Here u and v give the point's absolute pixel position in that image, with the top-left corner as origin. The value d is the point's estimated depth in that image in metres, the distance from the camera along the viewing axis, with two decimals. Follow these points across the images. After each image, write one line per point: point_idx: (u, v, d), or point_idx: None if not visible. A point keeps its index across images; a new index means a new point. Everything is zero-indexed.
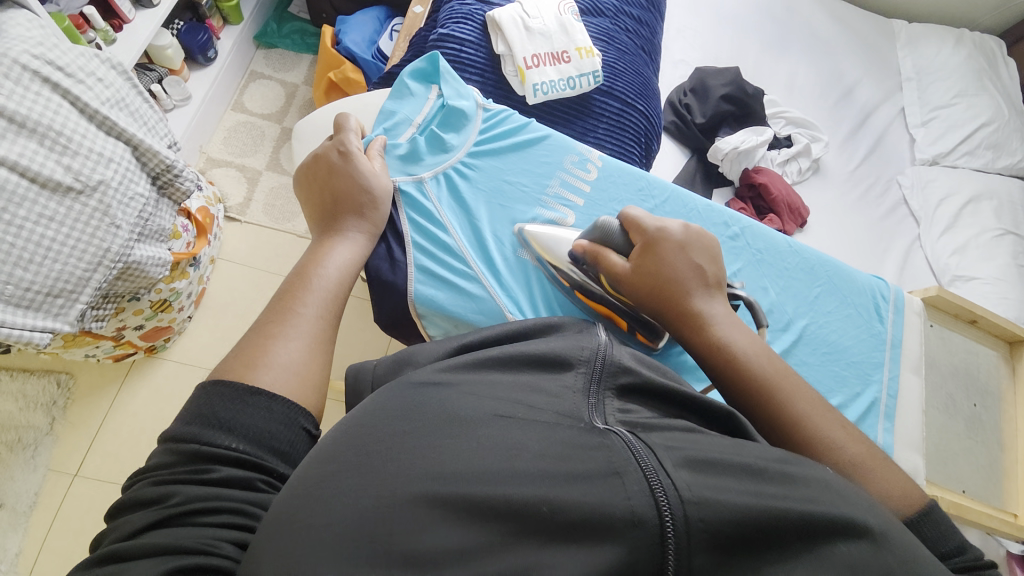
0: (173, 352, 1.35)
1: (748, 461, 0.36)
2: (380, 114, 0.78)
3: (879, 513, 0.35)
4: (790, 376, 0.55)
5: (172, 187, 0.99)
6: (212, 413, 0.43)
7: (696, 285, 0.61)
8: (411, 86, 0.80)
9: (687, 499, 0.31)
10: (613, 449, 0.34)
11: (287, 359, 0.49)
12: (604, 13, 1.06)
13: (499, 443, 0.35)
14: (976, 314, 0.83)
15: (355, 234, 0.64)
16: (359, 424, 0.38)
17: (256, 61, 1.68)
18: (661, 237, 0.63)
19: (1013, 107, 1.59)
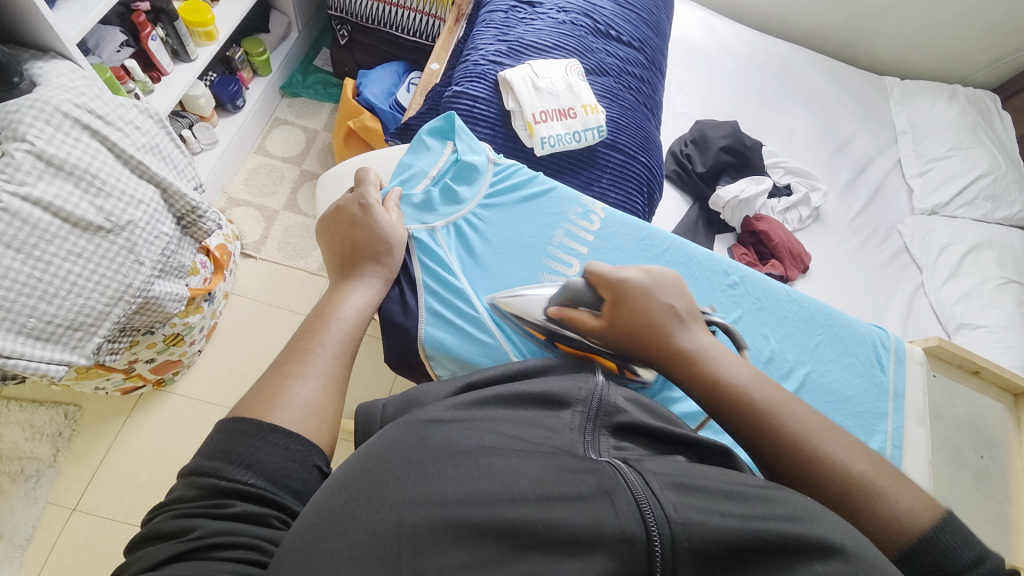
0: (180, 386, 1.37)
1: (729, 487, 0.38)
2: (397, 167, 0.83)
3: (846, 531, 0.36)
4: (785, 403, 0.56)
5: (194, 226, 1.04)
6: (234, 449, 0.44)
7: (673, 320, 0.65)
8: (428, 141, 0.85)
9: (673, 517, 0.34)
10: (605, 473, 0.37)
11: (308, 397, 0.51)
12: (609, 73, 1.14)
13: (501, 470, 0.37)
14: (978, 365, 0.83)
15: (372, 279, 0.66)
16: (365, 454, 0.40)
17: (280, 109, 1.78)
18: (624, 287, 0.67)
19: (1008, 160, 1.64)
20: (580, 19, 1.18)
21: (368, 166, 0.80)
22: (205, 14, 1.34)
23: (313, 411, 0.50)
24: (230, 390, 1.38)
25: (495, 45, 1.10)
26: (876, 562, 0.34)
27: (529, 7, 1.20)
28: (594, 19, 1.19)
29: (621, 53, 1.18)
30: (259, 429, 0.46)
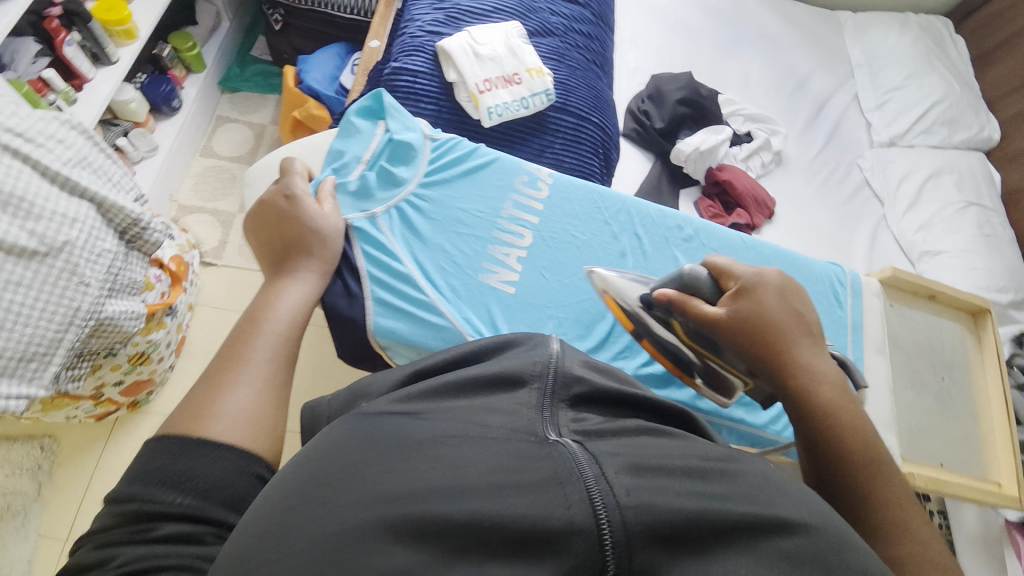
0: (157, 404, 1.34)
1: (688, 463, 0.37)
2: (328, 155, 0.80)
3: (811, 505, 0.36)
4: (883, 456, 0.54)
5: (140, 240, 0.98)
6: (163, 470, 0.43)
7: (799, 335, 0.61)
8: (358, 123, 0.82)
9: (625, 503, 0.32)
10: (558, 459, 0.34)
11: (238, 407, 0.50)
12: (553, 33, 1.10)
13: (448, 461, 0.34)
14: (934, 290, 0.85)
15: (305, 273, 0.64)
16: (312, 455, 0.37)
17: (221, 106, 1.70)
18: (759, 284, 0.63)
19: (963, 82, 1.64)
20: None
21: (294, 157, 0.77)
22: (122, 11, 1.24)
23: (256, 418, 0.50)
24: None
25: (431, 14, 1.05)
26: (833, 523, 0.36)
27: None
28: None
29: (565, 10, 1.13)
30: (187, 446, 0.45)
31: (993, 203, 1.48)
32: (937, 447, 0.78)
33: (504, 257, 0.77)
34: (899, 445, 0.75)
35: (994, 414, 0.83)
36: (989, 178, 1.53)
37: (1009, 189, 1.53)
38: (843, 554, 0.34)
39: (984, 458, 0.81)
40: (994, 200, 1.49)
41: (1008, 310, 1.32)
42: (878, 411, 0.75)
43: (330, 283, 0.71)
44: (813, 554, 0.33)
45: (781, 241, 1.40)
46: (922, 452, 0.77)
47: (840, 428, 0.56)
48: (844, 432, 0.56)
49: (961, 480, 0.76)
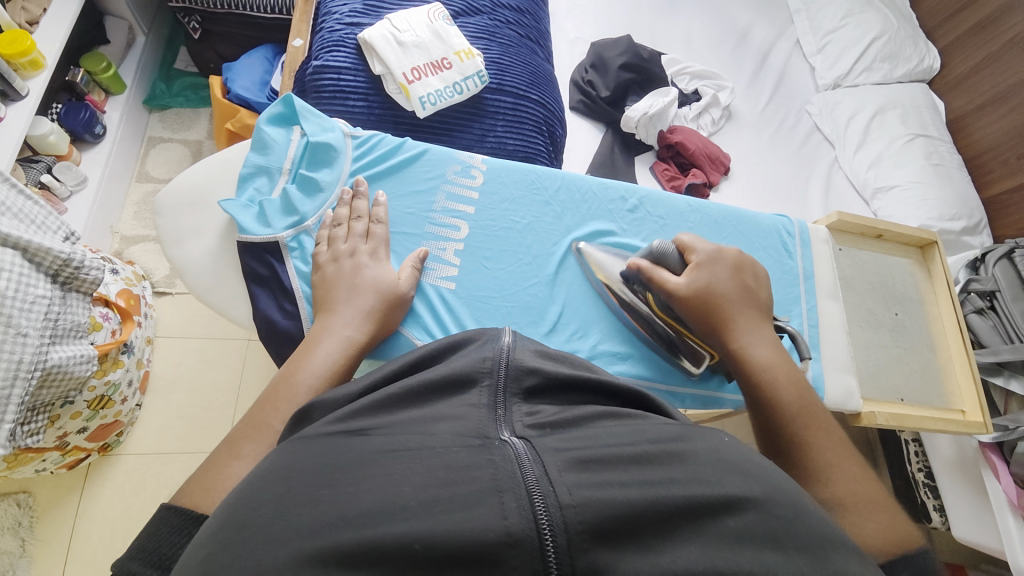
0: (130, 445, 1.29)
1: (637, 450, 0.36)
2: (239, 181, 0.74)
3: (764, 480, 0.35)
4: (814, 412, 0.59)
5: (76, 280, 0.91)
6: (156, 547, 0.36)
7: (748, 306, 0.67)
8: (269, 132, 0.76)
9: (565, 503, 0.30)
10: (499, 464, 0.33)
11: (230, 474, 0.45)
12: (481, 11, 1.05)
13: (383, 482, 0.32)
14: (880, 229, 0.87)
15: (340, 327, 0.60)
16: (240, 490, 0.34)
17: (152, 126, 1.62)
18: (715, 262, 0.68)
19: (900, 15, 1.64)
20: None
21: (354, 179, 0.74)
22: (25, 41, 1.14)
23: (234, 477, 0.45)
24: (187, 435, 1.32)
25: (349, 5, 0.99)
26: (787, 494, 0.35)
27: None
28: None
29: None
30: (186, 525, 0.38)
31: (939, 131, 1.49)
32: (896, 382, 0.81)
33: (442, 253, 0.75)
34: (859, 385, 0.78)
35: (951, 342, 0.85)
36: (933, 108, 1.54)
37: (953, 117, 1.55)
38: (797, 523, 0.33)
39: (945, 387, 0.83)
40: (940, 129, 1.50)
41: (963, 237, 1.34)
42: (832, 354, 0.77)
43: (264, 302, 0.69)
44: (765, 534, 0.31)
45: (738, 197, 1.40)
46: (883, 388, 0.80)
47: (777, 387, 0.61)
48: (780, 390, 0.61)
49: (922, 412, 0.79)
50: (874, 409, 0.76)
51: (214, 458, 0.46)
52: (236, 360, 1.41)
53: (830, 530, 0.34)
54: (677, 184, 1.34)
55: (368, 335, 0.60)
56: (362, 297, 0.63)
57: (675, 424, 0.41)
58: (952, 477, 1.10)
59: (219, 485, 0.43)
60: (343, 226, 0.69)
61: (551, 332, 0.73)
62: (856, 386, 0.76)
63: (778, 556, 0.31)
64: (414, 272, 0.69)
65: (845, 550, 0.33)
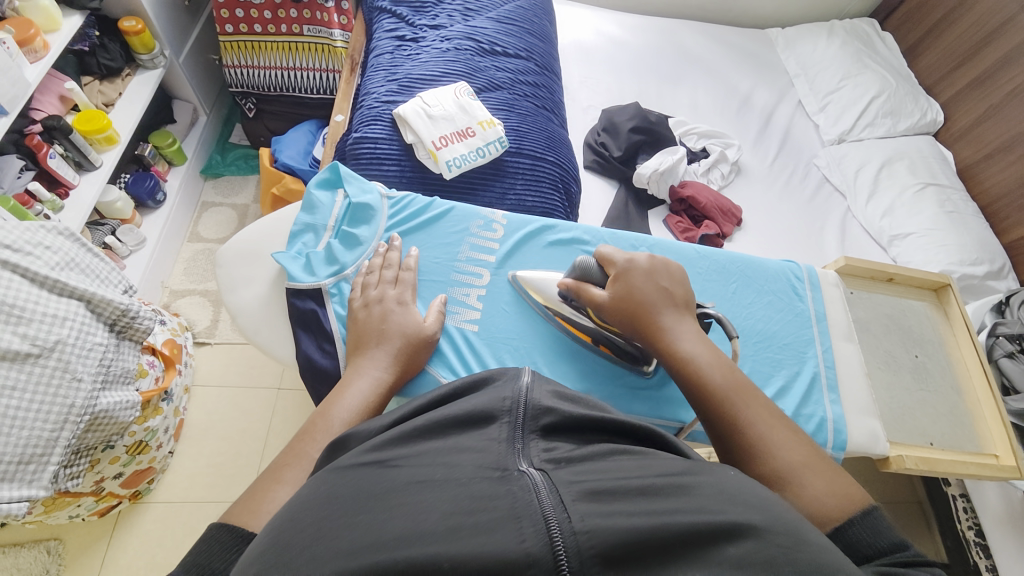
0: (159, 493, 1.32)
1: (645, 482, 0.37)
2: (290, 238, 0.82)
3: (769, 510, 0.36)
4: (746, 390, 0.61)
5: (130, 330, 0.99)
6: (207, 562, 0.39)
7: (667, 307, 0.68)
8: (317, 194, 0.86)
9: (577, 529, 0.32)
10: (517, 493, 0.34)
11: (276, 499, 0.48)
12: (501, 86, 1.18)
13: (411, 508, 0.34)
14: (889, 272, 0.89)
15: (374, 369, 0.64)
16: (282, 514, 0.37)
17: (205, 192, 1.79)
18: (631, 268, 0.70)
19: (897, 74, 1.73)
20: (462, 43, 1.22)
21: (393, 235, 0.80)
22: (101, 120, 1.30)
23: (277, 500, 0.48)
24: (215, 485, 1.34)
25: (386, 86, 1.13)
26: (787, 522, 0.35)
27: (412, 42, 1.25)
28: (477, 40, 1.24)
29: (510, 65, 1.22)
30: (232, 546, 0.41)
31: (950, 179, 1.52)
32: (924, 426, 0.79)
33: (465, 298, 0.80)
34: (884, 429, 0.77)
35: (977, 384, 0.83)
36: (941, 157, 1.58)
37: (962, 165, 1.59)
38: (798, 547, 0.33)
39: (977, 431, 0.81)
40: (951, 177, 1.54)
41: (987, 281, 1.33)
42: (851, 396, 0.77)
43: (306, 343, 0.74)
44: (768, 563, 0.32)
45: (752, 246, 1.44)
46: (911, 432, 0.78)
47: (706, 374, 0.62)
48: (708, 373, 0.62)
49: (954, 457, 0.77)
50: (901, 453, 0.74)
51: (257, 483, 0.50)
52: (265, 408, 1.46)
53: (833, 555, 0.34)
54: (691, 236, 1.39)
55: (394, 374, 0.65)
56: (392, 338, 0.68)
57: (684, 460, 0.41)
58: (1004, 536, 1.03)
59: (263, 507, 0.47)
60: (375, 273, 0.75)
61: (564, 371, 0.76)
62: (880, 429, 0.75)
63: None
64: (440, 315, 0.74)
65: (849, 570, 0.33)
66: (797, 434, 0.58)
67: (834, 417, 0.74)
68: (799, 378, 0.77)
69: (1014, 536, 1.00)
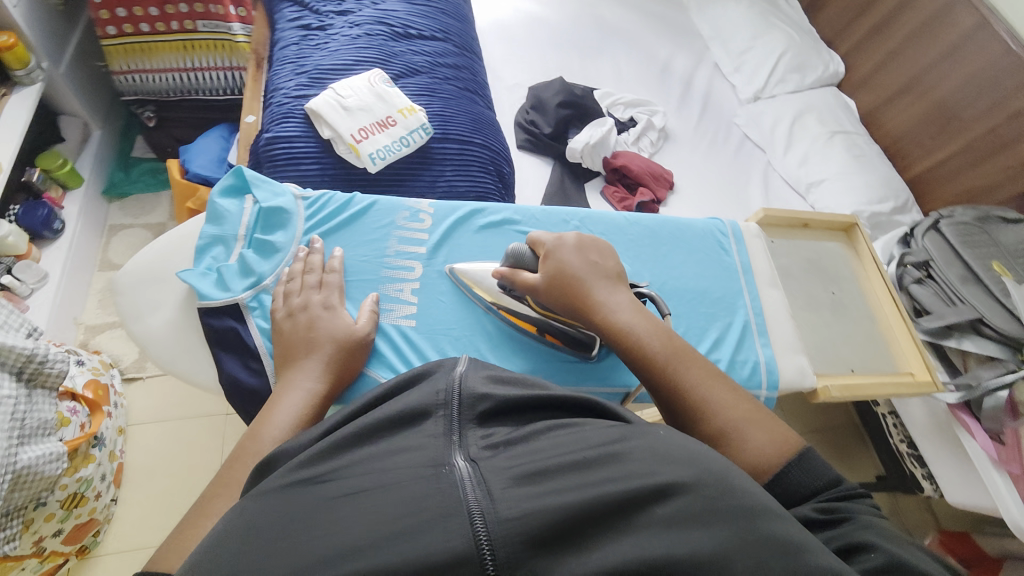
0: (107, 544, 1.23)
1: (578, 456, 0.37)
2: (196, 252, 0.76)
3: (696, 464, 0.36)
4: (684, 352, 0.63)
5: (41, 376, 0.90)
6: None
7: (600, 281, 0.69)
8: (223, 203, 0.80)
9: (506, 518, 0.32)
10: (446, 491, 0.34)
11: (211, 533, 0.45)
12: (420, 71, 1.14)
13: (337, 524, 0.33)
14: (804, 218, 0.94)
15: (306, 379, 0.61)
16: (204, 545, 0.35)
17: (112, 215, 1.63)
18: (558, 245, 0.72)
19: (801, 30, 1.82)
20: (373, 28, 1.17)
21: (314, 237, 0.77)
22: None
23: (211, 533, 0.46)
24: (172, 522, 1.26)
25: (295, 80, 1.06)
26: (716, 474, 0.36)
27: (319, 31, 1.17)
28: (389, 24, 1.18)
29: (427, 48, 1.18)
30: None
31: (854, 125, 1.64)
32: (845, 354, 0.86)
33: (399, 293, 0.77)
34: (811, 363, 0.82)
35: (887, 310, 0.91)
36: (845, 106, 1.69)
37: (865, 111, 1.71)
38: (727, 495, 0.34)
39: (892, 353, 0.88)
40: (855, 123, 1.65)
41: (893, 217, 1.46)
42: (780, 337, 0.82)
43: (229, 363, 0.70)
44: (694, 518, 0.33)
45: (685, 207, 1.49)
46: (834, 361, 0.85)
47: (644, 342, 0.64)
48: (650, 342, 0.64)
49: (873, 380, 0.84)
50: (827, 381, 0.81)
51: (186, 518, 0.48)
52: (216, 437, 1.38)
53: (759, 498, 0.35)
54: (628, 204, 1.42)
55: (327, 382, 0.62)
56: (323, 345, 0.65)
57: (616, 426, 0.41)
58: (932, 442, 1.14)
59: (195, 542, 0.44)
60: (297, 279, 0.71)
61: (510, 354, 0.76)
62: (806, 364, 0.80)
63: (703, 533, 0.32)
64: (372, 316, 0.71)
65: (775, 509, 0.35)
66: (735, 390, 0.61)
67: (766, 360, 0.79)
68: (732, 328, 0.81)
69: (941, 441, 1.13)
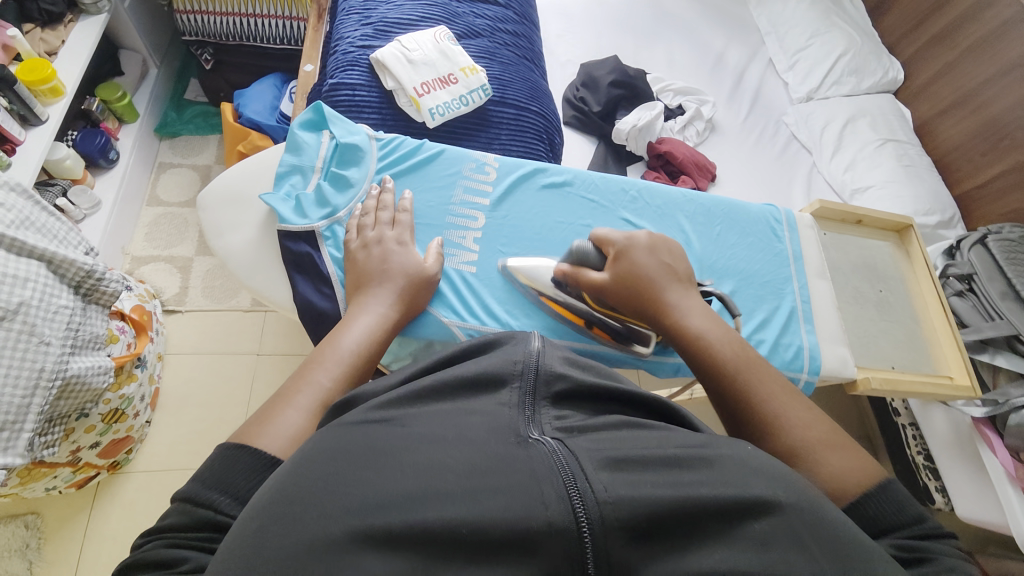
0: (138, 463, 1.29)
1: (667, 453, 0.38)
2: (276, 179, 0.80)
3: (789, 484, 0.37)
4: (756, 363, 0.61)
5: (97, 293, 0.94)
6: (232, 479, 0.41)
7: (671, 282, 0.69)
8: (302, 136, 0.83)
9: (603, 500, 0.33)
10: (537, 461, 0.35)
11: (288, 423, 0.48)
12: (481, 34, 1.14)
13: (424, 468, 0.35)
14: (859, 214, 0.94)
15: (377, 304, 0.64)
16: (284, 469, 0.36)
17: (162, 152, 1.67)
18: (630, 246, 0.71)
19: (863, 32, 1.77)
20: None
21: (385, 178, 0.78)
22: (45, 69, 1.18)
23: (289, 423, 0.48)
24: (199, 449, 1.32)
25: (360, 30, 1.07)
26: (810, 497, 0.36)
27: None
28: None
29: (488, 12, 1.18)
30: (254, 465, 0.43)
31: (908, 135, 1.60)
32: (886, 352, 0.86)
33: (461, 240, 0.80)
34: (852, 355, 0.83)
35: (933, 316, 0.90)
36: (900, 115, 1.64)
37: (920, 121, 1.66)
38: (825, 524, 0.34)
39: (933, 356, 0.88)
40: (909, 133, 1.61)
41: (938, 230, 1.43)
42: (824, 326, 0.83)
43: (301, 285, 0.73)
44: (789, 538, 0.33)
45: None
46: (875, 357, 0.85)
47: (716, 347, 0.62)
48: (719, 347, 0.62)
49: (911, 378, 0.84)
50: (868, 373, 0.82)
51: (267, 405, 0.50)
52: (244, 375, 1.43)
53: (853, 530, 0.35)
54: None
55: (398, 311, 0.65)
56: (394, 277, 0.67)
57: (699, 433, 0.42)
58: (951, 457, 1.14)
59: (275, 430, 0.47)
60: (370, 214, 0.74)
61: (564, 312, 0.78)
62: (848, 356, 0.81)
63: (803, 558, 0.32)
64: (439, 257, 0.74)
65: (866, 545, 0.35)
66: (813, 409, 0.57)
67: (810, 346, 0.79)
68: (778, 312, 0.82)
69: (961, 458, 1.12)
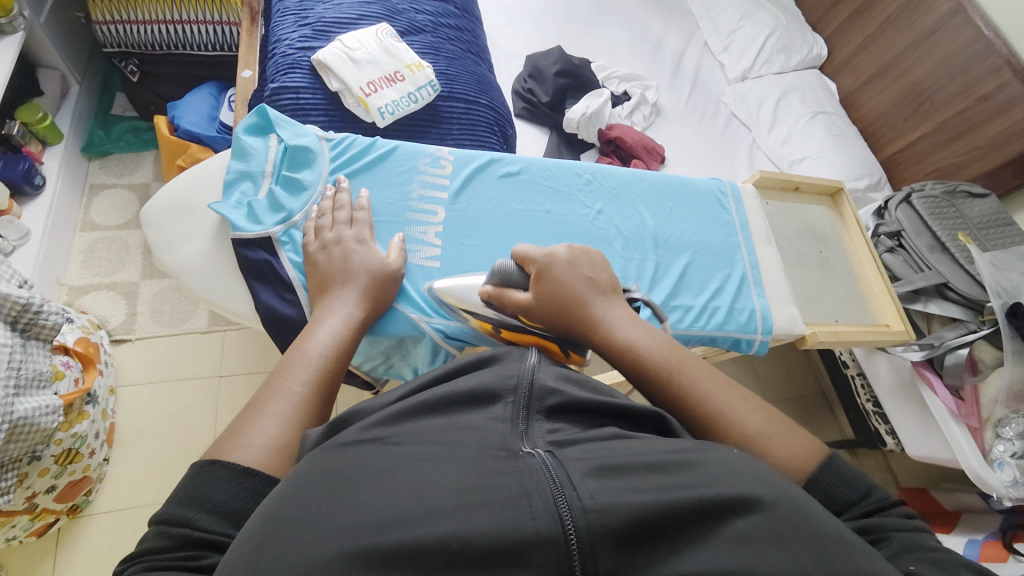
0: (100, 503, 1.22)
1: (652, 458, 0.38)
2: (225, 188, 0.78)
3: (771, 483, 0.37)
4: (692, 364, 0.56)
5: (35, 327, 0.88)
6: (208, 494, 0.41)
7: (594, 294, 0.64)
8: (248, 141, 0.80)
9: (589, 506, 0.33)
10: (526, 473, 0.35)
11: (262, 433, 0.47)
12: (423, 30, 1.13)
13: (418, 483, 0.35)
14: (795, 181, 1.00)
15: (345, 307, 0.64)
16: (272, 498, 0.36)
17: (92, 174, 1.57)
18: (550, 263, 0.67)
19: (787, 12, 1.87)
20: None
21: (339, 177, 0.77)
22: None
23: (261, 432, 0.47)
24: (166, 480, 1.26)
25: (298, 31, 1.04)
26: (793, 496, 0.36)
27: None
28: None
29: (429, 7, 1.17)
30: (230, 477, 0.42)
31: (835, 107, 1.71)
32: (831, 308, 0.93)
33: (423, 235, 0.80)
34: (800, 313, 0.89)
35: (868, 270, 0.98)
36: (827, 89, 1.76)
37: (845, 93, 1.78)
38: (807, 522, 0.34)
39: (873, 308, 0.95)
40: (835, 105, 1.72)
41: (868, 193, 1.55)
42: (774, 289, 0.88)
43: (262, 294, 0.71)
44: (773, 537, 0.33)
45: None
46: (820, 314, 0.91)
47: (646, 356, 0.57)
48: (654, 355, 0.57)
49: (853, 329, 0.91)
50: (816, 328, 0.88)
51: (239, 419, 0.49)
52: (207, 397, 1.37)
53: (835, 526, 0.35)
54: None
55: (365, 309, 0.65)
56: (358, 276, 0.67)
57: (686, 440, 0.42)
58: (897, 400, 1.23)
59: (249, 440, 0.46)
60: (328, 216, 0.73)
61: None
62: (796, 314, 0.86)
63: (785, 554, 0.32)
64: (401, 252, 0.74)
65: (849, 539, 0.34)
66: (750, 398, 0.54)
67: (761, 307, 0.85)
68: (730, 279, 0.86)
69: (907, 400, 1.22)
